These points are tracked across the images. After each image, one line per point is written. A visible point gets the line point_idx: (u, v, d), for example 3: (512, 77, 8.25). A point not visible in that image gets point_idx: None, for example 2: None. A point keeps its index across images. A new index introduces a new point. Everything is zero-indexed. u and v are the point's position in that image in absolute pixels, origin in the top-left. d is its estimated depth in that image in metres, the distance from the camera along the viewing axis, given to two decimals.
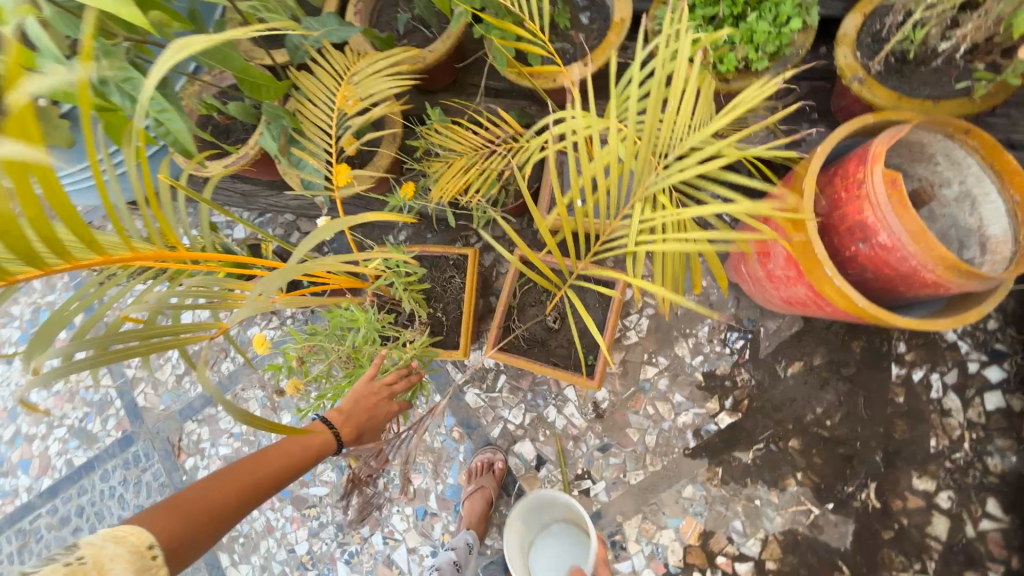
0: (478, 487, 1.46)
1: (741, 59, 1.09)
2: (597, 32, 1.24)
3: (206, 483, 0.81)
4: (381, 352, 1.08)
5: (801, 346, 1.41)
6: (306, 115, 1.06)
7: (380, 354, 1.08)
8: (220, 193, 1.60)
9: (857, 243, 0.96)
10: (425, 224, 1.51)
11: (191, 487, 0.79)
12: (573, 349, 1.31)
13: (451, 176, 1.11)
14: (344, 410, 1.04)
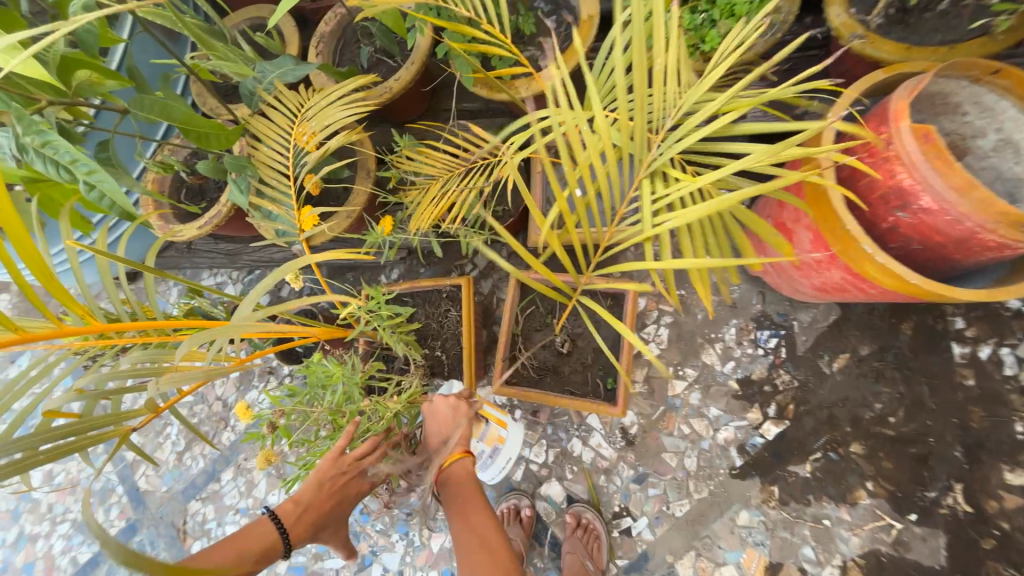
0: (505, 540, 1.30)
1: (724, 36, 1.00)
2: (567, 34, 1.17)
3: None
4: (352, 422, 0.91)
5: (844, 336, 1.26)
6: (265, 161, 0.98)
7: (352, 422, 0.91)
8: (203, 256, 1.54)
9: (895, 212, 0.84)
10: (414, 259, 1.41)
11: None
12: (589, 375, 1.18)
13: (428, 203, 1.01)
14: (299, 503, 0.87)
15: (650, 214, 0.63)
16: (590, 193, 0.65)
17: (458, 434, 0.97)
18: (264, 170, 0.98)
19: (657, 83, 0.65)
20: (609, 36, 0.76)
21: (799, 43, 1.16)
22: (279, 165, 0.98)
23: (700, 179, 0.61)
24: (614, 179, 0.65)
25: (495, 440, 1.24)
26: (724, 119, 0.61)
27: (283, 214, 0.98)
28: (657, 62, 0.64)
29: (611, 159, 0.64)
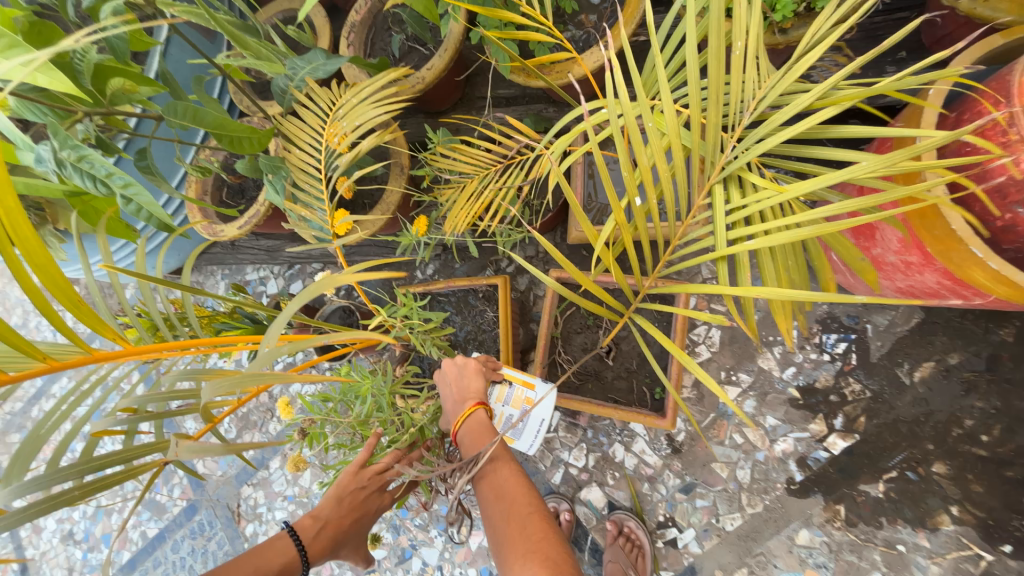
0: None
1: (800, 2, 0.86)
2: (612, 9, 1.06)
3: None
4: (377, 427, 0.91)
5: (927, 342, 1.11)
6: (296, 162, 0.95)
7: (375, 429, 0.91)
8: (246, 252, 1.57)
9: (1014, 207, 0.70)
10: (449, 254, 1.37)
11: None
12: (633, 382, 1.11)
13: (463, 201, 0.95)
14: (320, 517, 0.86)
15: (723, 229, 0.55)
16: (651, 199, 0.56)
17: (471, 389, 0.82)
18: (298, 173, 0.95)
19: (732, 70, 0.56)
20: (670, 14, 0.67)
21: (885, 4, 1.00)
22: (313, 167, 0.95)
23: (788, 191, 0.52)
24: (680, 182, 0.57)
25: (520, 403, 0.90)
26: (814, 118, 0.52)
27: (314, 217, 0.94)
28: (734, 45, 0.54)
29: (676, 159, 0.55)
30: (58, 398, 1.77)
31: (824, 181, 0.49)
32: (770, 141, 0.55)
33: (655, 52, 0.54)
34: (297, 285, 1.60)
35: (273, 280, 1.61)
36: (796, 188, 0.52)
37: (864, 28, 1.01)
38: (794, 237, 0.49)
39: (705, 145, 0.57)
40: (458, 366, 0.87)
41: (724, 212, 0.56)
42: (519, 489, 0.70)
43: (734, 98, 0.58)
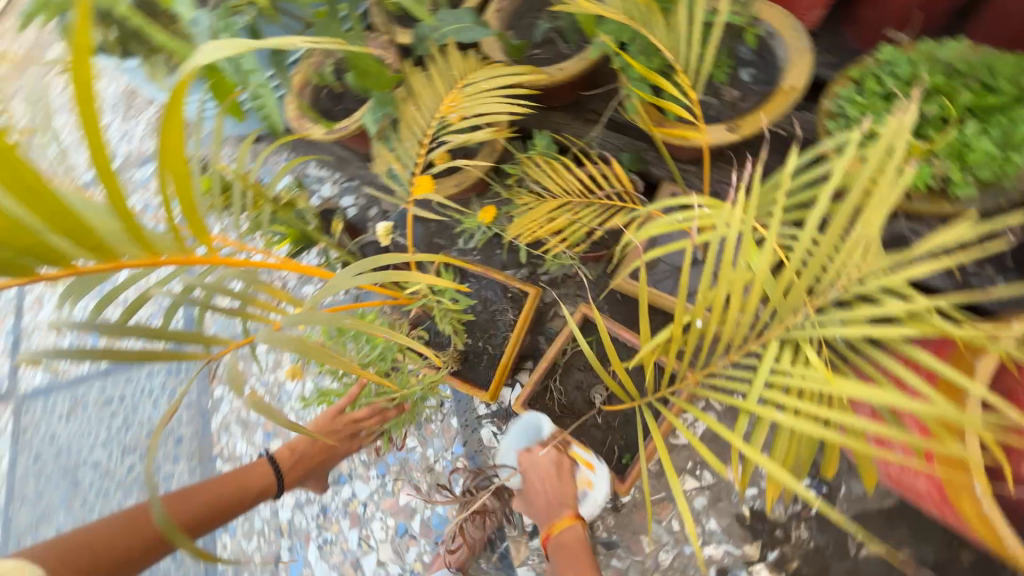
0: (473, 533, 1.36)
1: (937, 178, 0.85)
2: (757, 95, 1.06)
3: (133, 511, 0.89)
4: (365, 379, 1.03)
5: (888, 527, 1.12)
6: (406, 115, 0.99)
7: (363, 379, 1.02)
8: (316, 150, 1.60)
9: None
10: (497, 240, 1.39)
11: (106, 520, 0.86)
12: (608, 437, 1.15)
13: (537, 215, 1.00)
14: (296, 452, 1.07)
15: (761, 386, 0.50)
16: (712, 326, 0.53)
17: (567, 496, 1.07)
18: (404, 126, 0.98)
19: (858, 233, 0.49)
20: (809, 149, 0.68)
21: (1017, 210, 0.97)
22: (418, 126, 0.97)
23: (841, 385, 0.47)
24: (744, 320, 0.52)
25: (582, 483, 1.16)
26: (900, 329, 0.47)
27: (400, 172, 0.99)
28: (857, 227, 0.49)
29: (753, 299, 0.51)
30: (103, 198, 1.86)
31: (881, 398, 0.45)
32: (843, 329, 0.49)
33: (787, 189, 0.51)
34: (348, 200, 1.63)
35: (329, 184, 1.65)
36: (849, 388, 0.46)
37: (984, 223, 0.99)
38: (823, 434, 0.46)
39: (782, 302, 0.52)
40: (557, 464, 1.09)
41: (769, 367, 0.51)
42: (567, 480, 1.09)
43: (830, 272, 0.52)
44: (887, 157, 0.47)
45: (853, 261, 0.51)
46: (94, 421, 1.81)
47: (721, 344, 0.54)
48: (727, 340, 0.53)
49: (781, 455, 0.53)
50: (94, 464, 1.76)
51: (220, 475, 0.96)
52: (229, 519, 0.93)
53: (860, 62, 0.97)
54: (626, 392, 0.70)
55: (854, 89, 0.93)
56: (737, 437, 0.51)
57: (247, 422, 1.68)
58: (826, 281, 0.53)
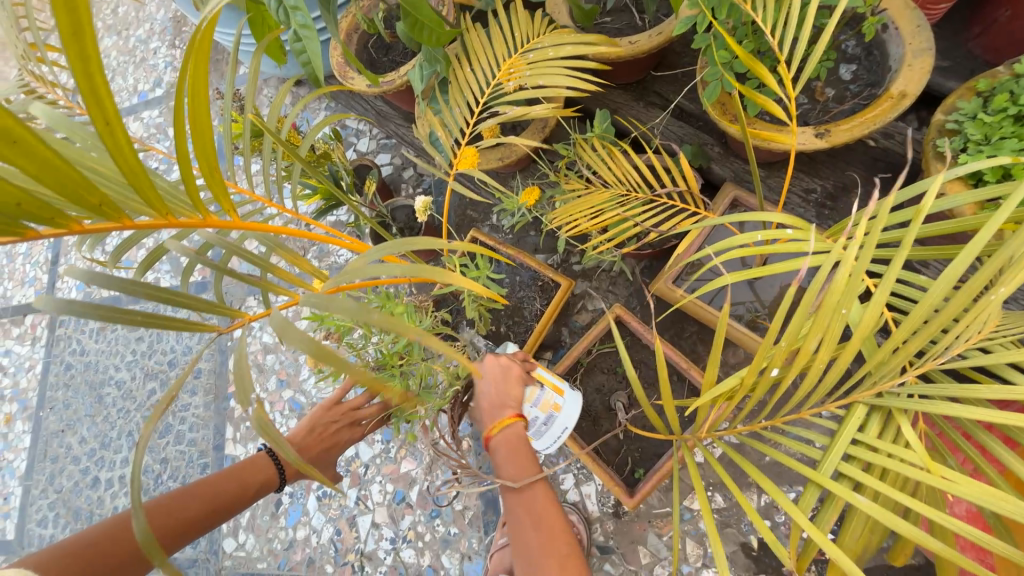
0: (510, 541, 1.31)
1: None
2: (853, 98, 0.93)
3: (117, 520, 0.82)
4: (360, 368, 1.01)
5: None
6: (457, 77, 0.90)
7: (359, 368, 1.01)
8: (357, 101, 1.52)
9: None
10: (533, 222, 1.31)
11: (89, 531, 0.79)
12: (624, 447, 1.09)
13: (586, 205, 0.92)
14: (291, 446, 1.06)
15: (837, 458, 0.44)
16: (790, 373, 0.46)
17: (510, 396, 0.84)
18: (454, 90, 0.90)
19: (994, 295, 0.40)
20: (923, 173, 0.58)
21: None
22: (470, 91, 0.89)
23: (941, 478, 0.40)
24: (828, 373, 0.45)
25: (547, 408, 0.88)
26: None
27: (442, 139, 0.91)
28: (996, 287, 0.40)
29: (846, 349, 0.44)
30: (147, 125, 1.86)
31: (993, 505, 0.38)
32: (955, 409, 0.41)
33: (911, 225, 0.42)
34: (385, 158, 1.56)
35: (367, 139, 1.59)
36: (953, 483, 0.40)
37: None
38: (913, 534, 0.40)
39: (880, 362, 0.45)
40: (499, 365, 0.87)
41: (851, 439, 0.45)
42: (551, 514, 0.78)
43: (945, 335, 0.43)
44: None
45: (977, 325, 0.42)
46: (122, 343, 1.87)
47: (797, 397, 0.47)
48: (798, 392, 0.47)
49: (850, 540, 0.46)
50: (118, 384, 1.82)
51: (220, 471, 0.96)
52: (231, 514, 0.94)
53: (990, 72, 0.83)
54: (665, 427, 0.61)
55: (978, 105, 0.80)
56: (803, 514, 0.45)
57: (261, 368, 1.67)
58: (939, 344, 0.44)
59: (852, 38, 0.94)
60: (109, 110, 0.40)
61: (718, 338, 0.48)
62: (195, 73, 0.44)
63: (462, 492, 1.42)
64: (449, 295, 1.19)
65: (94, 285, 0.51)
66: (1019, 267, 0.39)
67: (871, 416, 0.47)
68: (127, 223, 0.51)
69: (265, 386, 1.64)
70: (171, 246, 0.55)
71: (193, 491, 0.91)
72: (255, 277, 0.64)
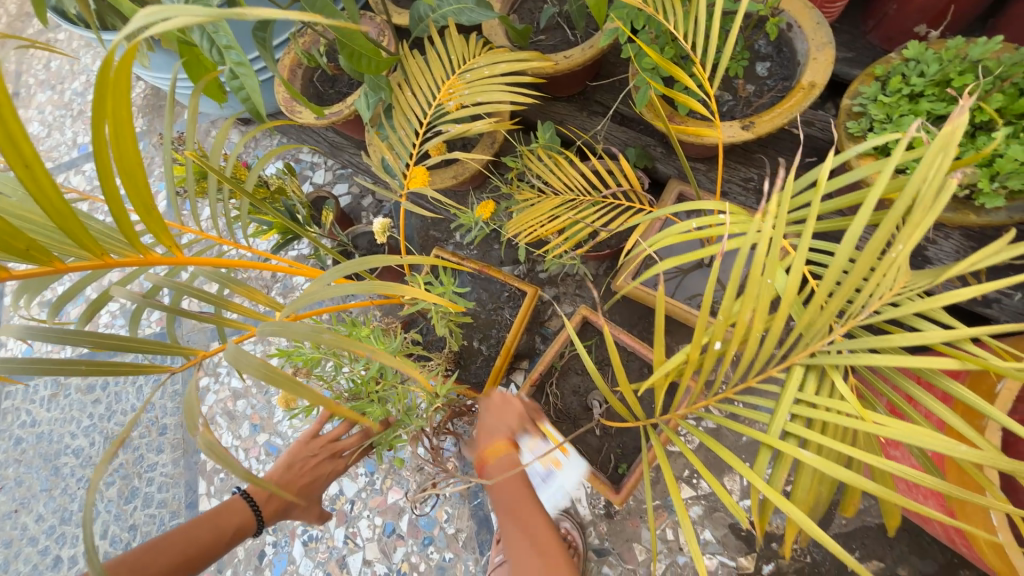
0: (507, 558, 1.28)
1: (961, 184, 0.80)
2: (771, 91, 1.01)
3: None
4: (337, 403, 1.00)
5: (888, 545, 1.09)
6: (400, 102, 0.93)
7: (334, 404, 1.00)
8: (308, 134, 1.52)
9: None
10: (495, 235, 1.34)
11: None
12: (604, 445, 1.11)
13: (536, 212, 0.95)
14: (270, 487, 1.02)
15: (783, 419, 0.47)
16: (732, 348, 0.49)
17: (505, 424, 0.86)
18: (398, 115, 0.92)
19: (898, 249, 0.44)
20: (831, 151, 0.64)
21: None
22: (415, 115, 0.92)
23: (875, 425, 0.43)
24: (768, 342, 0.48)
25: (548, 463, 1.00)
26: (940, 362, 0.43)
27: (392, 162, 0.93)
28: (895, 245, 0.44)
29: (777, 319, 0.47)
30: (89, 178, 1.79)
31: (919, 442, 0.41)
32: (876, 359, 0.45)
33: (819, 198, 0.46)
34: (341, 188, 1.56)
35: (322, 170, 1.58)
36: (885, 427, 0.43)
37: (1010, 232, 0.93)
38: (855, 480, 0.42)
39: (811, 324, 0.48)
40: (504, 399, 0.90)
41: (794, 397, 0.48)
42: (544, 529, 0.79)
43: (863, 294, 0.47)
44: (943, 166, 0.41)
45: (886, 282, 0.46)
46: (77, 408, 1.76)
47: (742, 368, 0.50)
48: (743, 367, 0.50)
49: (802, 493, 0.49)
50: (76, 452, 1.71)
51: (195, 518, 0.93)
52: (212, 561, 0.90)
53: (884, 58, 0.92)
54: (632, 416, 0.63)
55: (875, 86, 0.88)
56: (758, 477, 0.47)
57: (232, 414, 1.60)
58: (867, 299, 0.48)
59: (763, 38, 1.02)
60: (28, 154, 0.39)
61: (662, 319, 0.50)
62: (113, 110, 0.43)
63: (453, 515, 1.39)
64: (418, 316, 1.20)
65: (33, 339, 0.50)
66: (916, 225, 0.43)
67: (809, 376, 0.50)
68: (60, 266, 0.50)
69: (237, 433, 1.58)
70: (114, 290, 0.54)
71: (165, 543, 0.86)
72: (208, 314, 0.63)
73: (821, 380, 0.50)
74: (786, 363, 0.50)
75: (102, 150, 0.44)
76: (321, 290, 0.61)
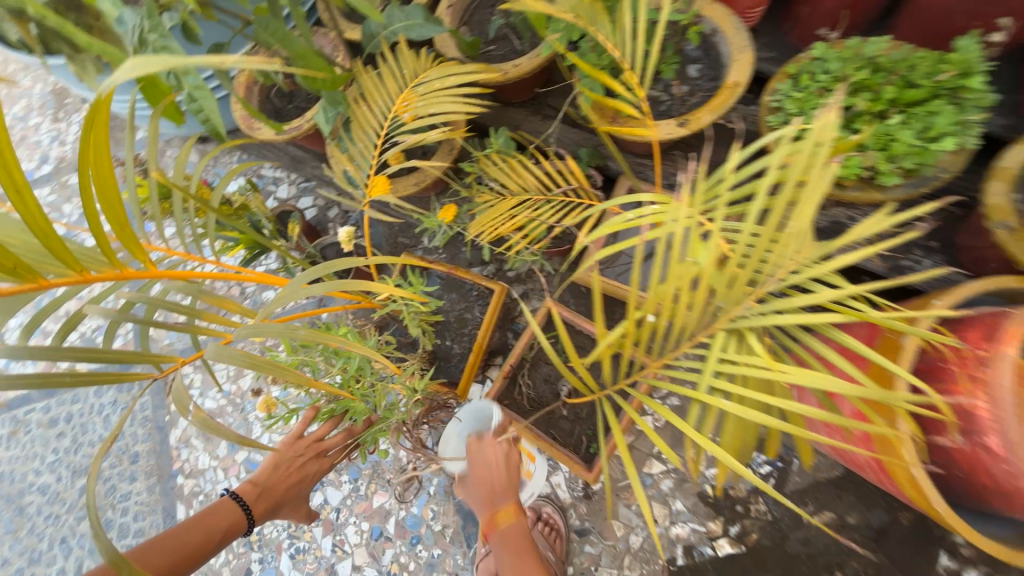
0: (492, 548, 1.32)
1: (865, 167, 0.91)
2: (703, 91, 1.11)
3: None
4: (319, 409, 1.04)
5: (836, 496, 1.22)
6: (358, 115, 0.97)
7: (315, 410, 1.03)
8: (269, 150, 1.52)
9: (952, 433, 0.77)
10: (461, 238, 1.39)
11: None
12: (576, 428, 1.18)
13: (495, 213, 1.02)
14: (258, 485, 1.04)
15: (709, 375, 0.54)
16: (663, 319, 0.57)
17: (505, 481, 0.99)
18: (356, 127, 0.97)
19: (791, 223, 0.53)
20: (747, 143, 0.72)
21: (941, 194, 1.05)
22: (373, 128, 0.96)
23: (782, 372, 0.51)
24: (693, 311, 0.56)
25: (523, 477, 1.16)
26: (829, 316, 0.52)
27: (353, 174, 0.98)
28: (789, 221, 0.53)
29: (698, 292, 0.55)
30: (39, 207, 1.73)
31: (817, 384, 0.49)
32: (782, 318, 0.53)
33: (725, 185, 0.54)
34: (306, 201, 1.58)
35: (286, 185, 1.60)
36: (790, 375, 0.51)
37: (916, 206, 1.06)
38: (767, 420, 0.50)
39: (727, 292, 0.55)
40: (500, 453, 1.00)
41: (719, 356, 0.55)
42: None
43: (769, 264, 0.55)
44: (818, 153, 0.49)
45: (787, 253, 0.54)
46: (40, 444, 1.70)
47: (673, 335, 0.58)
48: (672, 333, 0.58)
49: (728, 439, 0.57)
50: (42, 489, 1.65)
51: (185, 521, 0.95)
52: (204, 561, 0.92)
53: (797, 57, 1.02)
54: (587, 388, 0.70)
55: (790, 82, 0.98)
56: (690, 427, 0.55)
57: (208, 435, 1.60)
58: (774, 268, 0.56)
59: (692, 42, 1.12)
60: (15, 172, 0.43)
61: (600, 298, 0.56)
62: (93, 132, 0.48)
63: (439, 512, 1.42)
64: (390, 320, 1.23)
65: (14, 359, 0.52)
66: (802, 203, 0.51)
67: (731, 339, 0.58)
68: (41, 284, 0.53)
69: (215, 453, 1.58)
70: (88, 308, 0.57)
71: (159, 545, 0.89)
72: (180, 324, 0.65)
73: (743, 340, 0.58)
74: (714, 327, 0.57)
75: (87, 174, 0.50)
76: (292, 292, 0.65)
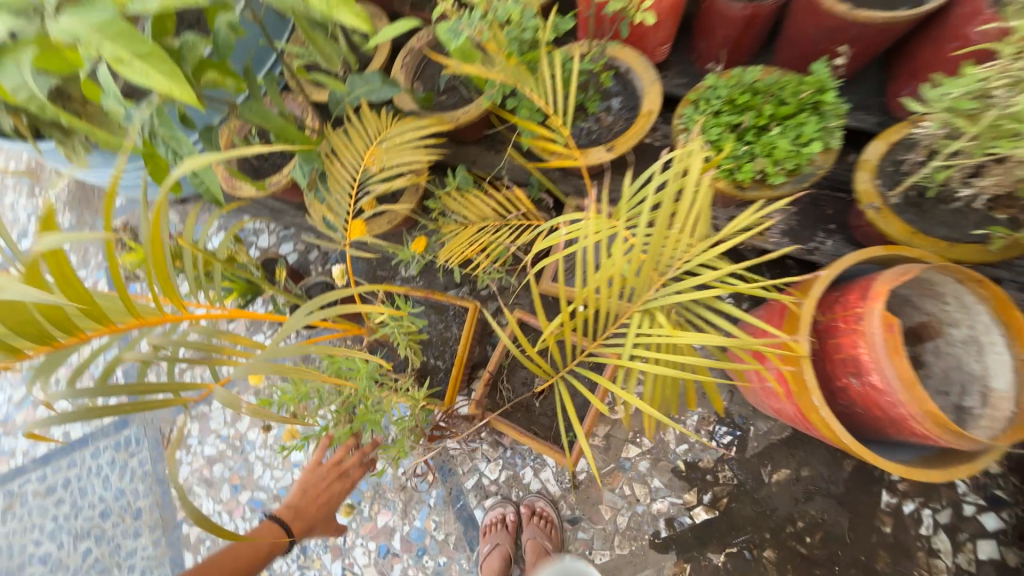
0: (493, 546, 1.43)
1: (758, 171, 1.11)
2: (626, 119, 1.31)
3: None
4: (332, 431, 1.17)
5: (789, 454, 1.38)
6: (332, 170, 1.12)
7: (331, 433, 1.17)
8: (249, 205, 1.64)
9: (849, 376, 0.95)
10: (435, 265, 1.53)
11: None
12: (555, 421, 1.32)
13: (460, 241, 1.18)
14: (292, 508, 1.15)
15: (630, 344, 0.71)
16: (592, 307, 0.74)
17: None
18: (332, 180, 1.11)
19: (676, 224, 0.72)
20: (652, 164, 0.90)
21: (831, 184, 1.25)
22: (347, 180, 1.11)
23: (680, 335, 0.68)
24: (613, 297, 0.74)
25: None
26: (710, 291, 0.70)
27: (333, 220, 1.14)
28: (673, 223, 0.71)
29: (615, 284, 0.73)
30: None
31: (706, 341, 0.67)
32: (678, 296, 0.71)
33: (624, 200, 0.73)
34: (288, 247, 1.71)
35: (266, 235, 1.72)
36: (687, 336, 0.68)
37: (812, 196, 1.26)
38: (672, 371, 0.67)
39: (637, 281, 0.74)
40: None
41: (636, 330, 0.73)
42: None
43: (665, 257, 0.73)
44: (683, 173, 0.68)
45: (677, 248, 0.72)
46: (39, 514, 1.72)
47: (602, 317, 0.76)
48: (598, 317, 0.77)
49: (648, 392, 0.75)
50: (44, 558, 1.67)
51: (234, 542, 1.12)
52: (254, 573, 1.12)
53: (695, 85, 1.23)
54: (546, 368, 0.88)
55: (692, 107, 1.19)
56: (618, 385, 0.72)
57: (210, 481, 1.66)
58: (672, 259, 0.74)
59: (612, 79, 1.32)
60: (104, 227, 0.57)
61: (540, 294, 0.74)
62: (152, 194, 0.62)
63: (440, 522, 1.52)
64: (378, 345, 1.36)
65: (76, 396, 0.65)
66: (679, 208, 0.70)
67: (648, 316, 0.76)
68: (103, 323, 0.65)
69: (219, 496, 1.64)
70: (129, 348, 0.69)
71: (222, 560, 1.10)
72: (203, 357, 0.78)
73: (654, 317, 0.76)
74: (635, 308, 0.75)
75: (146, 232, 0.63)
76: (297, 320, 0.78)
